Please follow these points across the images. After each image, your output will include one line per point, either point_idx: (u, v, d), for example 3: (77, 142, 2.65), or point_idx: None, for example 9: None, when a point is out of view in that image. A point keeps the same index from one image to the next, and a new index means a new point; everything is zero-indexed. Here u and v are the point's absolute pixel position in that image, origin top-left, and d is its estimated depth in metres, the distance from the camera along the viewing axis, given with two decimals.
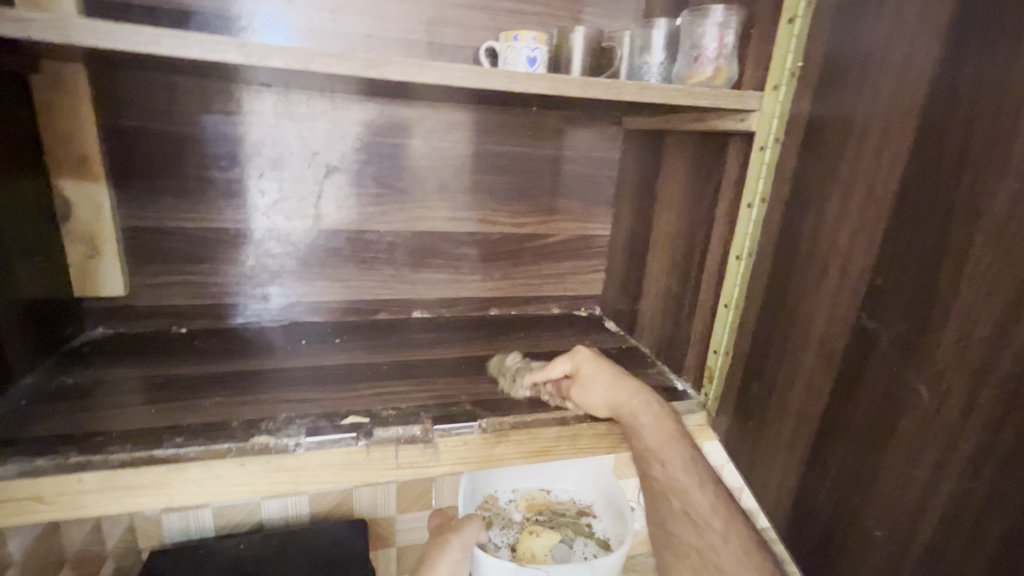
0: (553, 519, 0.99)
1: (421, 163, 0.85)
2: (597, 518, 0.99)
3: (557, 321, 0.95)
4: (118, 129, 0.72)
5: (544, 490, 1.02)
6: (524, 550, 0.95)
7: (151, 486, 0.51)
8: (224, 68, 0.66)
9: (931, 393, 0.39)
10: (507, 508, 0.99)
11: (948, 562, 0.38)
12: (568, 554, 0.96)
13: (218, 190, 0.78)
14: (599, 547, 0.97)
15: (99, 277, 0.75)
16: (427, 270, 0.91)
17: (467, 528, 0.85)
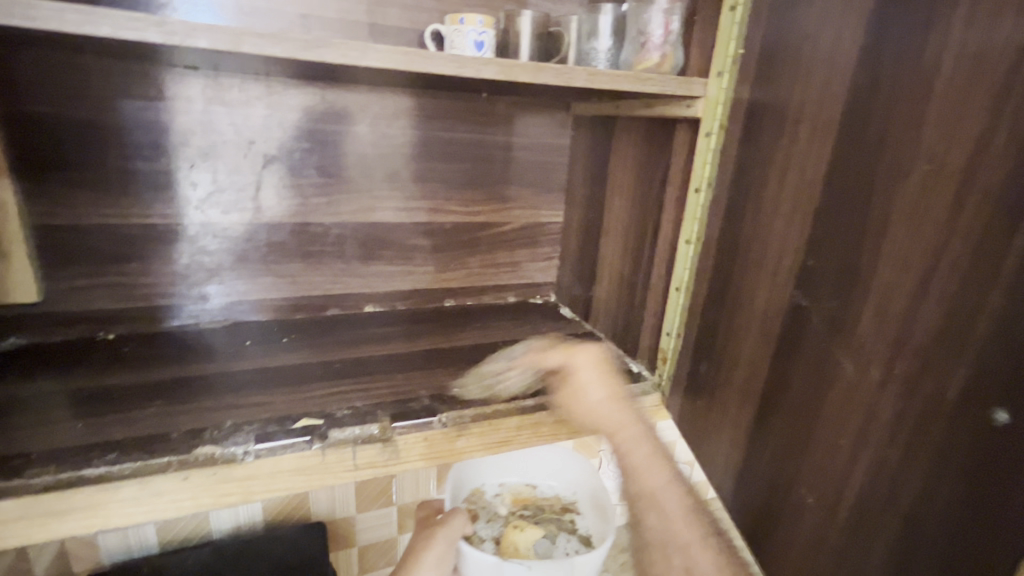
0: (537, 514, 1.00)
1: (367, 150, 0.82)
2: (580, 514, 1.00)
3: (514, 309, 0.95)
4: (20, 116, 0.65)
5: (529, 485, 1.04)
6: (507, 543, 0.94)
7: (82, 509, 0.47)
8: (142, 48, 0.60)
9: (854, 365, 0.42)
10: (493, 501, 1.02)
11: (871, 520, 0.40)
12: (551, 550, 0.94)
13: (142, 183, 0.71)
14: (582, 544, 0.96)
15: (9, 282, 0.68)
16: (378, 262, 0.88)
17: (454, 519, 0.88)
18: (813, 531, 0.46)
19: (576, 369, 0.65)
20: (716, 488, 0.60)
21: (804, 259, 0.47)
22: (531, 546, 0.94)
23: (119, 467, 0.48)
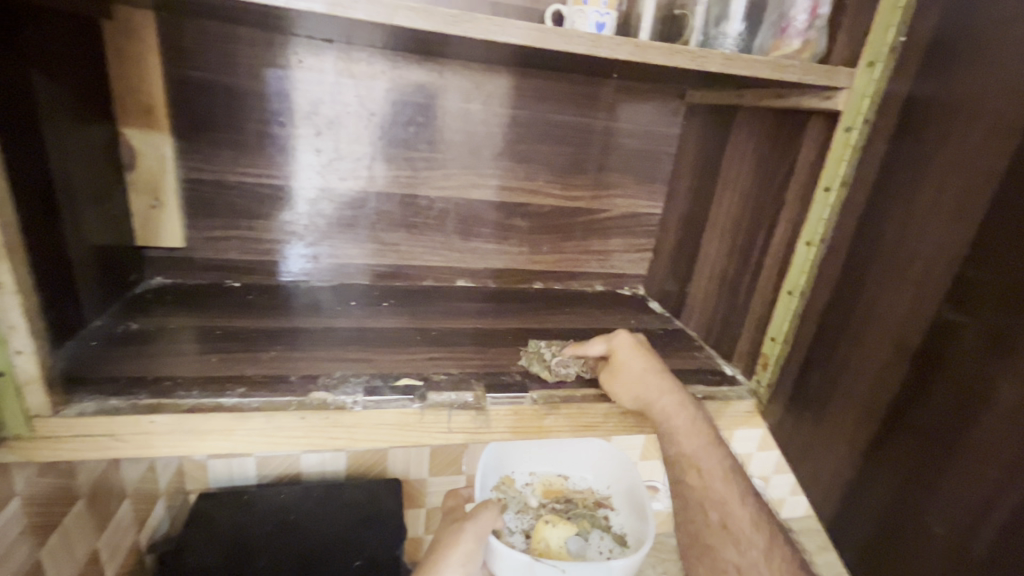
0: (569, 508, 0.98)
1: (478, 129, 0.84)
2: (615, 512, 0.98)
3: (602, 298, 0.94)
4: (182, 79, 0.72)
5: (561, 477, 1.01)
6: (539, 539, 0.92)
7: (216, 432, 0.52)
8: (291, 21, 0.65)
9: (1016, 393, 0.37)
10: (523, 491, 0.99)
11: (1015, 566, 0.36)
12: (584, 548, 0.93)
13: (274, 147, 0.78)
14: (616, 543, 0.94)
15: (160, 227, 0.76)
16: (475, 239, 0.90)
17: (483, 515, 0.76)
18: (931, 564, 0.42)
19: (620, 358, 0.64)
20: (816, 506, 0.57)
21: (963, 271, 0.42)
22: (564, 545, 0.92)
23: (248, 401, 0.53)
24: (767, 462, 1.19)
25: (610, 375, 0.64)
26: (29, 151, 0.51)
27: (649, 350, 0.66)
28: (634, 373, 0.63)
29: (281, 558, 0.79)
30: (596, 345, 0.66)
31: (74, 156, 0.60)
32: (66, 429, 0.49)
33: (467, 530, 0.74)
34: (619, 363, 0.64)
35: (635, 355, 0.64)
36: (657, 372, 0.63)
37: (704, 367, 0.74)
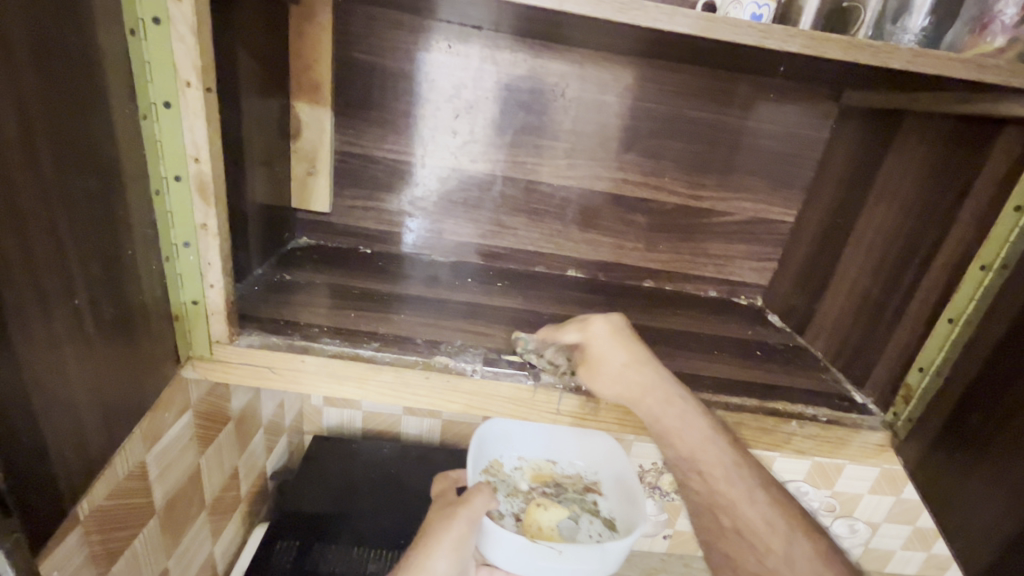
0: (559, 492, 0.82)
1: (610, 120, 0.84)
2: (603, 496, 0.83)
3: (718, 305, 0.90)
4: (347, 59, 0.79)
5: (551, 461, 0.86)
6: (530, 522, 0.76)
7: (353, 378, 0.58)
8: (450, 7, 0.69)
9: None
10: (513, 475, 0.83)
11: None
12: (576, 534, 0.76)
13: (416, 126, 0.83)
14: (607, 528, 0.78)
15: (312, 193, 0.85)
16: (592, 231, 0.91)
17: (476, 499, 0.67)
18: None
19: (592, 343, 0.60)
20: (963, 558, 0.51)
21: None
22: (559, 529, 0.76)
23: (381, 354, 0.58)
24: (880, 506, 1.08)
25: (586, 370, 0.59)
26: (227, 116, 0.60)
27: (632, 336, 0.59)
28: (610, 366, 0.58)
29: (378, 506, 0.85)
30: (568, 333, 0.61)
31: (257, 123, 0.68)
32: (236, 356, 0.56)
33: (462, 512, 0.66)
34: (597, 355, 0.59)
35: (613, 344, 0.59)
36: (640, 365, 0.57)
37: (831, 390, 0.68)
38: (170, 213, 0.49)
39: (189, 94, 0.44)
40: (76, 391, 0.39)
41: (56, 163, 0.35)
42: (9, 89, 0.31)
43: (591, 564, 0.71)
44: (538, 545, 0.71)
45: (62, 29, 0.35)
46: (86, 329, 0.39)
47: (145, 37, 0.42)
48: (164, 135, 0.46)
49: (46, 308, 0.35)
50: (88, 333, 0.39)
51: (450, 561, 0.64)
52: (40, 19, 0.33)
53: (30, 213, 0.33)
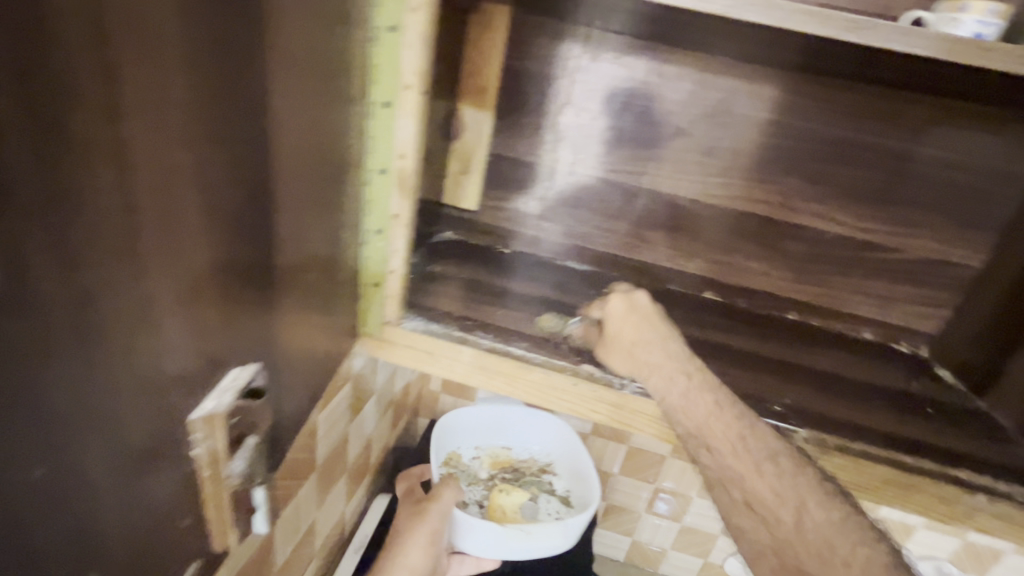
0: (518, 478, 0.87)
1: (776, 141, 0.80)
2: (557, 476, 0.89)
3: (805, 329, 0.82)
4: (512, 66, 0.81)
5: (506, 447, 0.91)
6: (494, 507, 0.82)
7: (503, 374, 0.60)
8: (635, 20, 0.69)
9: None
10: (472, 464, 0.88)
11: None
12: (535, 514, 0.83)
13: (570, 133, 0.84)
14: (563, 505, 0.85)
15: (461, 191, 0.87)
16: (738, 254, 0.87)
17: (444, 493, 0.72)
18: None
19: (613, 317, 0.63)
20: None
21: None
22: (520, 510, 0.82)
23: (531, 354, 0.60)
24: None
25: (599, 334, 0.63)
26: None
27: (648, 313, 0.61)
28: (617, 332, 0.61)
29: None
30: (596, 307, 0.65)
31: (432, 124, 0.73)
32: (401, 338, 0.61)
33: (429, 509, 0.70)
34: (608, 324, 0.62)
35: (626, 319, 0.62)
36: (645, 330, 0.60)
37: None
38: (372, 201, 0.53)
39: (408, 95, 0.48)
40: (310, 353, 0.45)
41: (323, 153, 0.40)
42: (306, 86, 0.34)
43: (557, 541, 0.78)
44: (510, 528, 0.76)
45: (341, 36, 0.39)
46: (312, 299, 0.43)
47: (380, 44, 0.47)
48: (378, 130, 0.50)
49: (299, 282, 0.39)
50: (315, 305, 0.44)
51: (426, 552, 0.68)
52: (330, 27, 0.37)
53: (303, 196, 0.37)
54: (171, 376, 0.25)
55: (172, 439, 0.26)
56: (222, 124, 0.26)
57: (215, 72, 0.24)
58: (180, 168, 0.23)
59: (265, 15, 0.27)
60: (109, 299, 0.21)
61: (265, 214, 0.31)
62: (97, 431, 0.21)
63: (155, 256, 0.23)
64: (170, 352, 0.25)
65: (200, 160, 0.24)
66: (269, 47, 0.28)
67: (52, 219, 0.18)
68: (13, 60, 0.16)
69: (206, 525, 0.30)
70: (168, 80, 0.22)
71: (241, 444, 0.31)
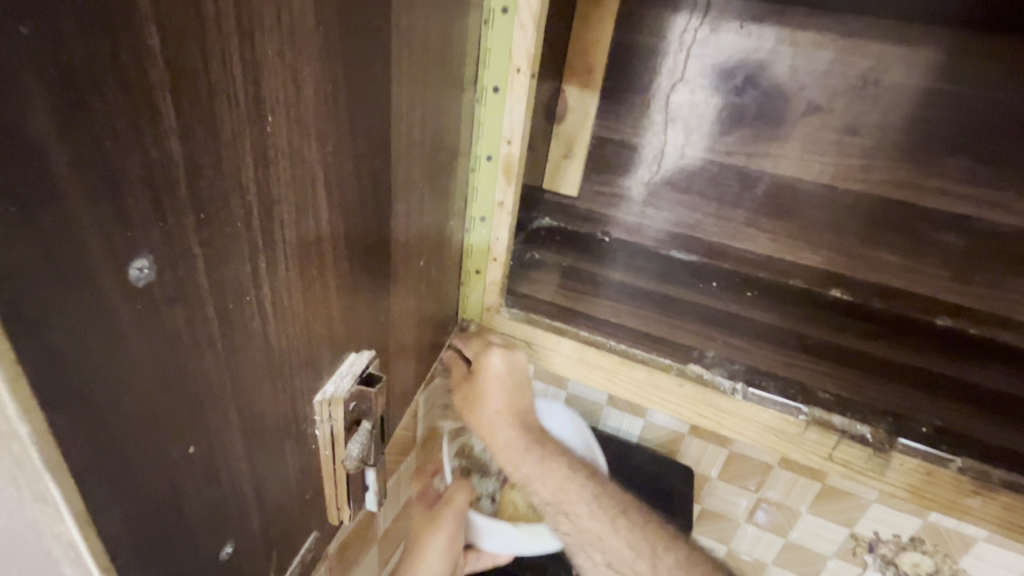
0: None
1: (938, 116, 0.68)
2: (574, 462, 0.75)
3: (957, 337, 0.69)
4: (627, 42, 0.76)
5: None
6: (506, 503, 0.73)
7: (604, 369, 0.58)
8: None
9: None
10: (484, 455, 0.74)
11: None
12: None
13: (684, 112, 0.78)
14: None
15: (565, 176, 0.85)
16: (877, 248, 0.76)
17: (459, 497, 0.67)
18: None
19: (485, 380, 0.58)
20: None
21: None
22: (533, 503, 0.72)
23: (634, 350, 0.57)
24: None
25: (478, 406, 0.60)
26: None
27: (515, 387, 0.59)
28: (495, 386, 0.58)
29: None
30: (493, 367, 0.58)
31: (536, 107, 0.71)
32: (499, 325, 0.60)
33: (444, 510, 0.66)
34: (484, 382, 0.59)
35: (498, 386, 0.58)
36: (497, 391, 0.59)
37: None
38: (476, 189, 0.53)
39: (518, 79, 0.47)
40: (418, 338, 0.45)
41: (436, 141, 0.39)
42: (424, 74, 0.34)
43: (570, 533, 0.69)
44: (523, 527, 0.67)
45: (459, 19, 0.38)
46: (421, 289, 0.43)
47: (493, 27, 0.45)
48: (486, 116, 0.49)
49: (408, 270, 0.39)
50: (422, 293, 0.44)
51: (444, 560, 0.64)
52: (449, 10, 0.36)
53: (417, 186, 0.37)
54: (306, 356, 0.26)
55: (300, 416, 0.27)
56: (356, 114, 0.26)
57: (356, 62, 0.24)
58: (324, 158, 0.24)
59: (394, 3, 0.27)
60: (261, 288, 0.22)
61: (386, 204, 0.32)
62: (233, 414, 0.23)
63: (288, 251, 0.23)
64: (307, 334, 0.26)
65: (338, 151, 0.25)
66: (392, 37, 0.28)
67: (224, 217, 0.19)
68: (203, 66, 0.17)
69: (323, 500, 0.32)
70: (321, 74, 0.22)
71: (358, 428, 0.31)
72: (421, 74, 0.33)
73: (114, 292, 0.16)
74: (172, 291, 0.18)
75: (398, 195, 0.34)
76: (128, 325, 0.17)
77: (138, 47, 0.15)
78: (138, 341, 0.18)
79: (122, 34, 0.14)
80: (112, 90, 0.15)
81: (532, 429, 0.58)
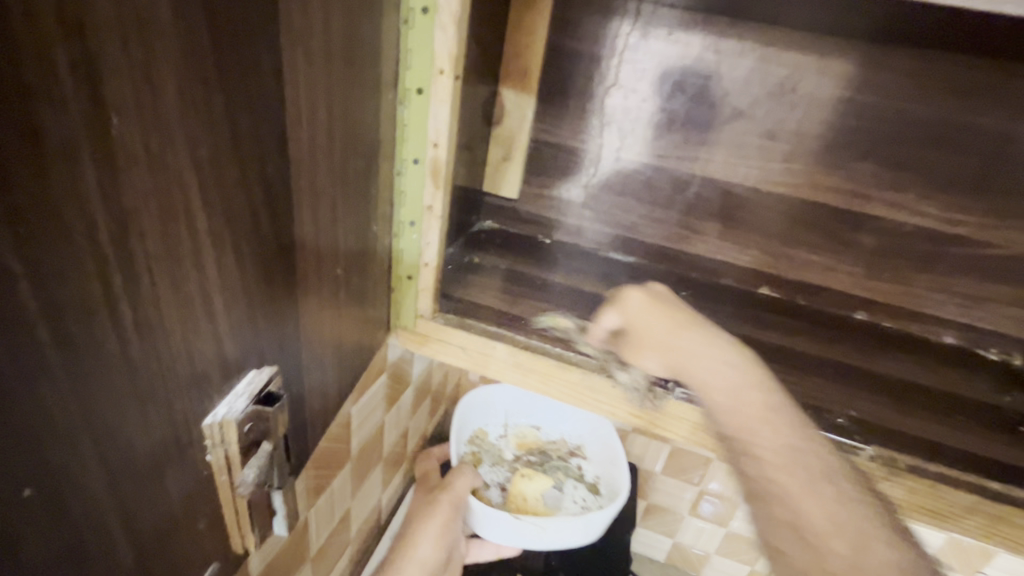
0: (545, 461, 0.83)
1: (850, 123, 0.72)
2: (588, 461, 0.84)
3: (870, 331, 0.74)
4: (560, 46, 0.76)
5: (534, 428, 0.86)
6: (515, 493, 0.78)
7: (538, 372, 0.58)
8: None
9: None
10: (495, 445, 0.84)
11: None
12: (560, 502, 0.79)
13: (618, 116, 0.79)
14: (591, 494, 0.80)
15: (504, 178, 0.84)
16: (801, 248, 0.80)
17: (458, 482, 0.69)
18: None
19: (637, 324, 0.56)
20: None
21: None
22: (544, 497, 0.78)
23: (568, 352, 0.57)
24: None
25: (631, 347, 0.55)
26: None
27: (667, 301, 0.56)
28: (647, 318, 0.55)
29: None
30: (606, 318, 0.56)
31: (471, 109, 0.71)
32: (433, 331, 0.59)
33: (440, 498, 0.67)
34: (636, 329, 0.55)
35: (651, 310, 0.55)
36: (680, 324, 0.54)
37: None
38: (403, 193, 0.51)
39: (441, 81, 0.46)
40: (340, 349, 0.44)
41: (349, 145, 0.38)
42: (328, 74, 0.32)
43: (577, 536, 0.73)
44: (520, 522, 0.72)
45: (369, 18, 0.37)
46: (340, 299, 0.42)
47: (412, 27, 0.44)
48: (410, 119, 0.48)
49: (323, 280, 0.37)
50: (341, 304, 0.42)
51: (437, 544, 0.64)
52: (357, 9, 0.35)
53: (326, 192, 0.35)
54: (190, 376, 0.25)
55: (185, 440, 0.26)
56: (237, 116, 0.24)
57: (233, 58, 0.23)
58: (197, 163, 0.22)
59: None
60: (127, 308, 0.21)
61: (287, 211, 0.30)
62: (89, 445, 0.21)
63: (153, 262, 0.21)
64: (187, 350, 0.24)
65: (217, 156, 0.23)
66: (279, 36, 0.26)
67: (56, 228, 0.17)
68: (15, 59, 0.15)
69: (223, 527, 0.30)
70: (185, 71, 0.21)
71: (257, 449, 0.30)
72: (325, 74, 0.32)
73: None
74: (0, 315, 0.16)
75: (301, 201, 0.32)
76: None
77: None
78: None
79: None
80: None
81: (676, 318, 0.54)
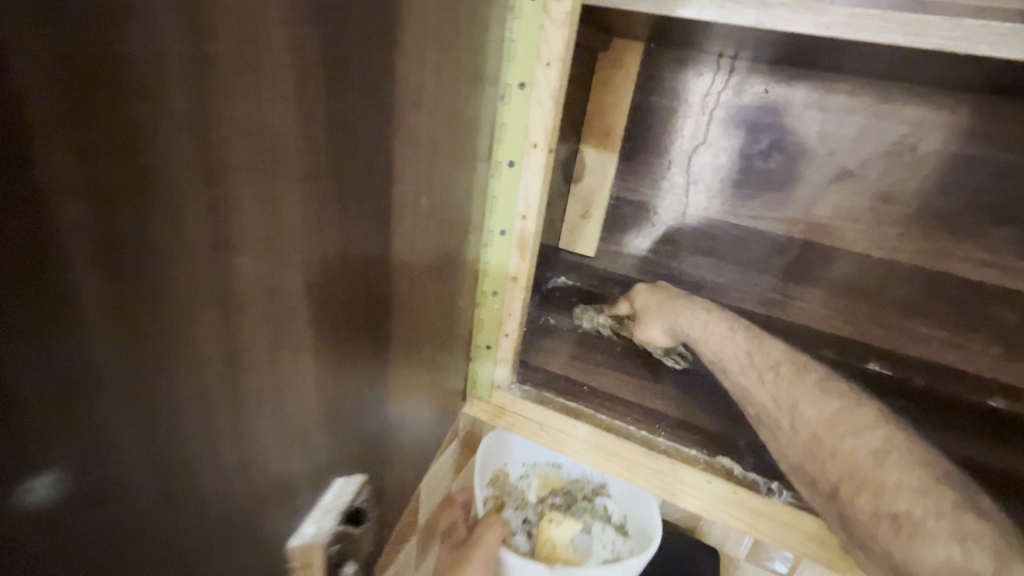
0: (571, 502, 0.70)
1: (981, 186, 0.64)
2: (614, 500, 0.70)
3: (992, 417, 0.64)
4: (644, 103, 0.74)
5: (556, 466, 0.72)
6: (544, 539, 0.65)
7: (621, 459, 0.53)
8: (798, 51, 0.59)
9: None
10: (516, 486, 0.70)
11: None
12: (590, 547, 0.67)
13: (706, 176, 0.75)
14: (622, 536, 0.68)
15: (581, 235, 0.82)
16: (918, 320, 0.71)
17: (489, 537, 0.56)
18: None
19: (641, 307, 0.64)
20: None
21: None
22: (573, 542, 0.66)
23: (657, 439, 0.52)
24: None
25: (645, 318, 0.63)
26: None
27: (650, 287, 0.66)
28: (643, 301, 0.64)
29: None
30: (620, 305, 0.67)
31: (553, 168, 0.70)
32: (508, 404, 0.56)
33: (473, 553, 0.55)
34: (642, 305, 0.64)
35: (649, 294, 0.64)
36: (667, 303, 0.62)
37: None
38: (487, 263, 0.50)
39: (534, 154, 0.45)
40: (413, 431, 0.42)
41: (441, 225, 0.37)
42: (429, 164, 0.31)
43: None
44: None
45: (468, 102, 0.35)
46: (424, 378, 0.40)
47: (509, 102, 0.43)
48: (500, 191, 0.47)
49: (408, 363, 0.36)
50: (420, 384, 0.40)
51: None
52: (459, 101, 0.34)
53: (416, 277, 0.33)
54: (277, 472, 0.26)
55: None
56: (327, 216, 0.24)
57: (331, 160, 0.23)
58: (285, 267, 0.22)
59: (385, 98, 0.25)
60: (210, 416, 0.21)
61: (374, 296, 0.30)
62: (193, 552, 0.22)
63: (259, 373, 0.23)
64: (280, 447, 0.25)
65: (300, 255, 0.23)
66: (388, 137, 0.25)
67: (184, 364, 0.19)
68: (160, 220, 0.17)
69: None
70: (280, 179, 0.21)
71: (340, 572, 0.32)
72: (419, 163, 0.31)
73: (36, 486, 0.15)
74: (121, 459, 0.18)
75: (392, 290, 0.32)
76: (72, 504, 0.17)
77: (78, 224, 0.15)
78: (86, 509, 0.17)
79: (54, 213, 0.14)
80: (43, 274, 0.14)
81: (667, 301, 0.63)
